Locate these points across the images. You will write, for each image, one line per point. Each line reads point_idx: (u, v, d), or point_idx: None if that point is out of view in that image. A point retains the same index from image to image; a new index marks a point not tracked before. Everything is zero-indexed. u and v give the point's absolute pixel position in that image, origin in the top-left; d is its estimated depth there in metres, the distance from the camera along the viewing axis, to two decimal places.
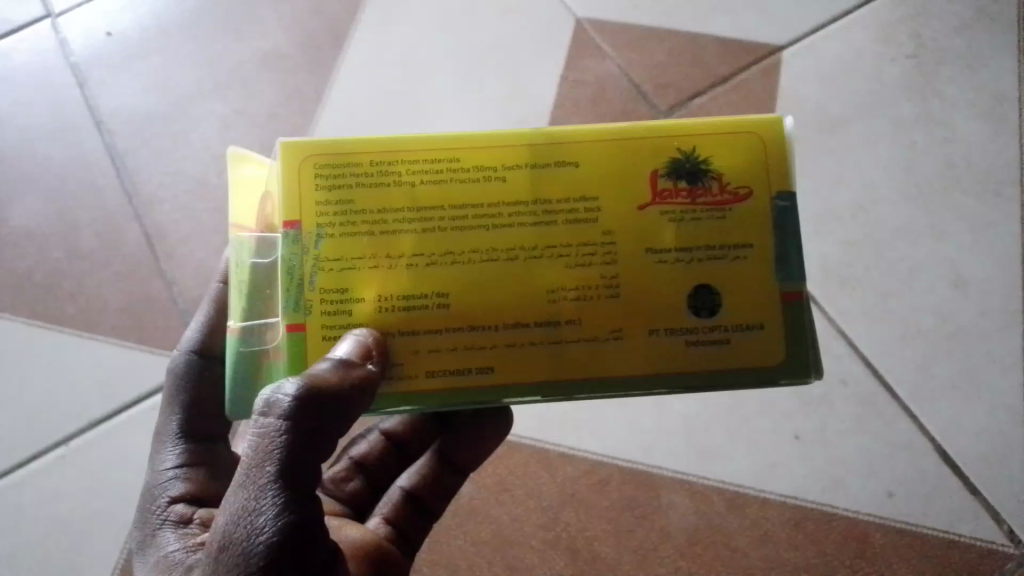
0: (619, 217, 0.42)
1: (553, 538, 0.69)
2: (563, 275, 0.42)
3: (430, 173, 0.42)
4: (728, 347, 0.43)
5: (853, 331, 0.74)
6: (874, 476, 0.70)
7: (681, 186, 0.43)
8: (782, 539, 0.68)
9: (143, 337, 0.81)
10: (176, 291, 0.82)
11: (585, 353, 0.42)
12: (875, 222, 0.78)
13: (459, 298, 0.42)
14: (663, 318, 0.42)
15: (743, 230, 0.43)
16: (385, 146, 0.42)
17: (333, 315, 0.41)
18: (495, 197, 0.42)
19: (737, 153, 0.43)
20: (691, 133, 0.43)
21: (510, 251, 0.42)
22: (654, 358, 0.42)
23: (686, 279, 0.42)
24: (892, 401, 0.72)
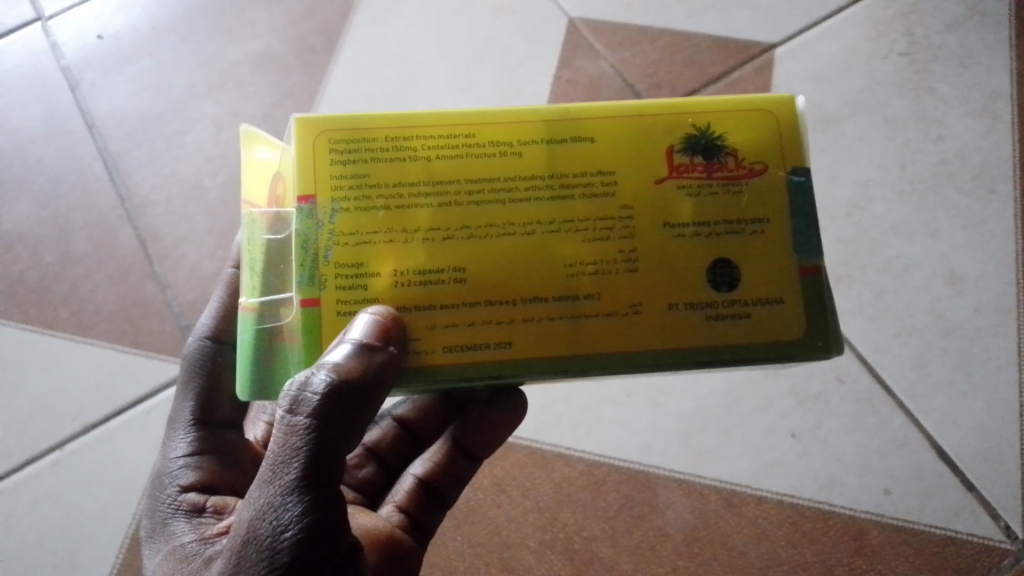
0: (634, 191, 0.43)
1: (551, 538, 0.69)
2: (579, 248, 0.43)
3: (446, 148, 0.43)
4: (749, 322, 0.42)
5: (848, 329, 0.75)
6: (871, 474, 0.70)
7: (696, 161, 0.44)
8: (780, 537, 0.68)
9: (137, 341, 0.80)
10: (169, 294, 0.82)
11: (604, 327, 0.42)
12: (870, 219, 0.78)
13: (476, 272, 0.42)
14: (681, 291, 0.43)
15: (759, 205, 0.43)
16: (401, 122, 0.43)
17: (348, 289, 0.42)
18: (511, 171, 0.43)
19: (750, 130, 0.44)
20: (705, 110, 0.44)
21: (526, 225, 0.43)
22: (673, 332, 0.42)
23: (703, 252, 0.43)
24: (888, 398, 0.72)
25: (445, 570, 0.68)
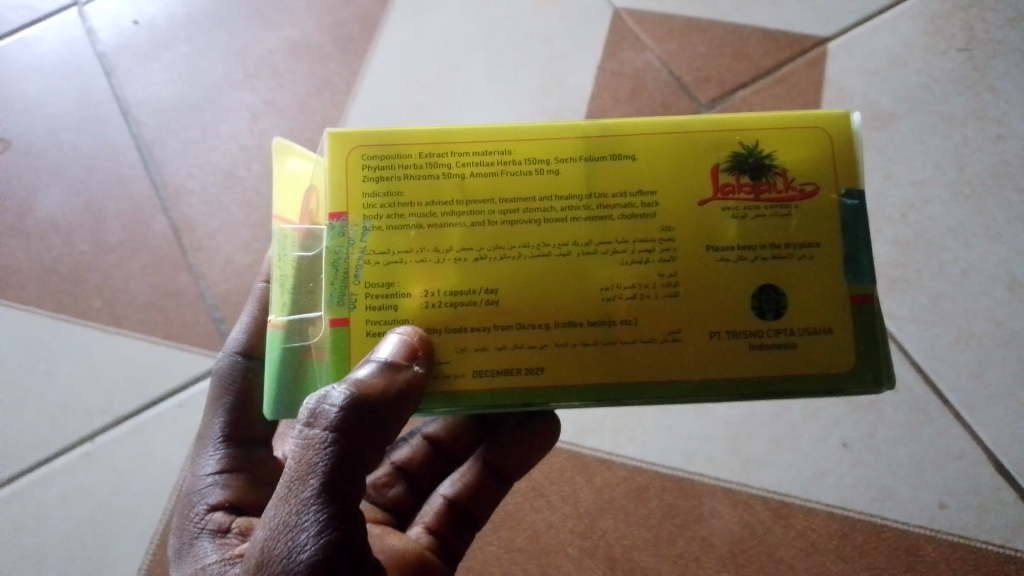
0: (675, 212, 0.41)
1: (591, 545, 0.67)
2: (619, 271, 0.40)
3: (481, 165, 0.41)
4: (795, 352, 0.40)
5: (902, 334, 0.71)
6: (925, 486, 0.67)
7: (743, 181, 0.41)
8: (830, 551, 0.66)
9: (170, 332, 0.79)
10: (203, 286, 0.81)
11: (641, 353, 0.40)
12: (926, 221, 0.75)
13: (510, 294, 0.40)
14: (722, 319, 0.40)
15: (809, 229, 0.41)
16: (436, 137, 0.41)
17: (378, 310, 0.40)
18: (547, 190, 0.41)
19: (802, 149, 0.41)
20: (752, 128, 0.42)
21: (562, 246, 0.41)
22: (712, 361, 0.40)
23: (748, 279, 0.41)
24: (943, 408, 0.69)
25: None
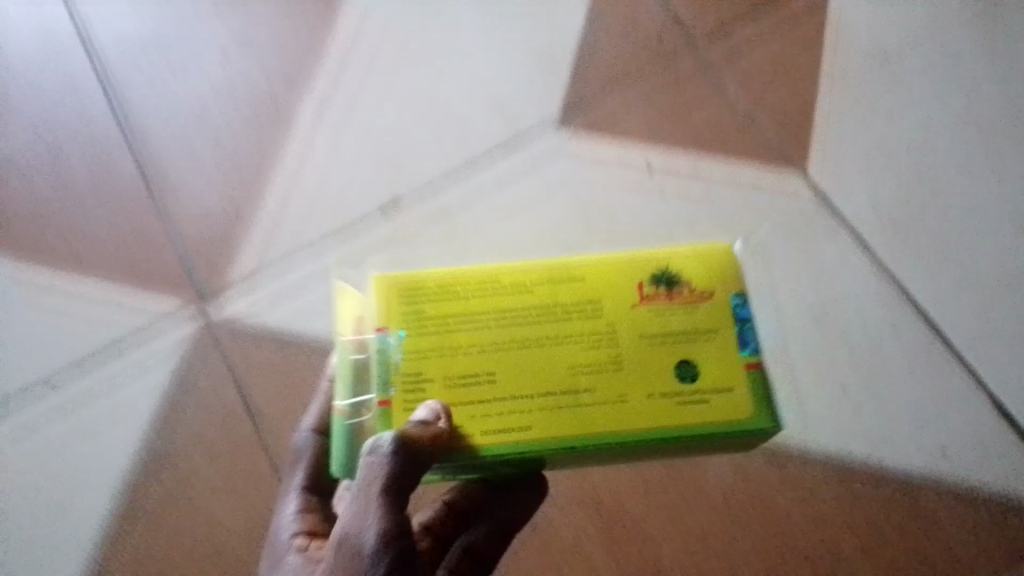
0: (609, 311, 0.44)
1: (575, 492, 0.64)
2: (580, 353, 0.43)
3: (461, 317, 0.44)
4: (709, 406, 0.42)
5: (903, 277, 0.69)
6: (926, 430, 0.64)
7: (660, 292, 0.45)
8: (826, 496, 0.63)
9: (136, 277, 0.75)
10: (172, 228, 0.77)
11: (609, 415, 0.42)
12: (931, 159, 0.73)
13: (488, 408, 0.42)
14: (657, 390, 0.42)
15: (707, 320, 0.44)
16: (423, 286, 0.45)
17: (414, 395, 0.43)
18: (514, 330, 0.44)
19: (701, 267, 0.45)
20: (667, 258, 0.46)
21: (531, 349, 0.43)
22: (652, 417, 0.42)
23: (671, 357, 0.43)
24: (945, 351, 0.67)
25: None
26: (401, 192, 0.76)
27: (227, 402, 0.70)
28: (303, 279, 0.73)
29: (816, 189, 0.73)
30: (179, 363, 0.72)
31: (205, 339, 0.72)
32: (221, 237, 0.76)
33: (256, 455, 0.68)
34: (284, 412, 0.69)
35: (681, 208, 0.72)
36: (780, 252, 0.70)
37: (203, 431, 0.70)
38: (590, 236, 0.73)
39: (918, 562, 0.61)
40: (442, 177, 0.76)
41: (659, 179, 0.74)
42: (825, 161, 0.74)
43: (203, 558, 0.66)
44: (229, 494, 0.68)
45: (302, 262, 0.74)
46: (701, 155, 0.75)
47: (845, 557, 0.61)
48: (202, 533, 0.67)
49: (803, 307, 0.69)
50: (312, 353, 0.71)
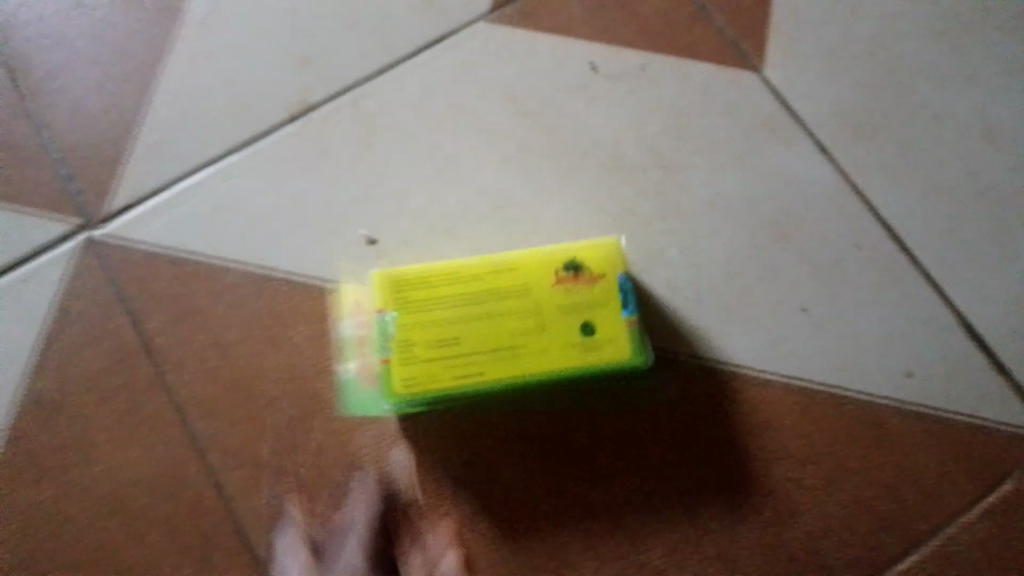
0: (535, 289, 0.54)
1: (520, 428, 0.58)
2: (514, 323, 0.53)
3: (429, 300, 0.54)
4: (601, 349, 0.53)
5: (868, 187, 0.64)
6: (890, 354, 0.60)
7: (569, 276, 0.54)
8: (787, 427, 0.58)
9: (7, 193, 0.65)
10: (45, 137, 0.66)
11: (532, 364, 0.53)
12: (897, 58, 0.67)
13: (452, 368, 0.53)
14: (567, 351, 0.53)
15: (602, 294, 0.54)
16: (400, 281, 0.54)
17: (407, 363, 0.53)
18: (467, 309, 0.54)
19: (597, 256, 0.55)
20: (570, 250, 0.55)
21: (483, 327, 0.53)
22: (563, 363, 0.53)
23: (577, 320, 0.53)
24: (912, 269, 0.62)
25: (393, 465, 0.59)
26: (315, 96, 0.67)
27: (120, 334, 0.62)
28: (205, 193, 0.65)
29: (775, 92, 0.66)
30: (64, 294, 0.63)
31: (91, 264, 0.63)
32: (105, 145, 0.66)
33: (155, 393, 0.60)
34: (186, 345, 0.61)
35: (629, 114, 0.66)
36: (736, 162, 0.65)
37: (92, 367, 0.61)
38: (530, 143, 0.65)
39: (882, 490, 0.57)
40: (363, 77, 0.67)
41: (605, 80, 0.67)
42: (785, 60, 0.67)
43: (98, 510, 0.59)
44: (126, 438, 0.60)
45: (203, 174, 0.65)
46: (651, 52, 0.67)
47: (806, 488, 0.57)
48: (96, 482, 0.59)
49: (762, 220, 0.63)
50: (219, 277, 0.63)
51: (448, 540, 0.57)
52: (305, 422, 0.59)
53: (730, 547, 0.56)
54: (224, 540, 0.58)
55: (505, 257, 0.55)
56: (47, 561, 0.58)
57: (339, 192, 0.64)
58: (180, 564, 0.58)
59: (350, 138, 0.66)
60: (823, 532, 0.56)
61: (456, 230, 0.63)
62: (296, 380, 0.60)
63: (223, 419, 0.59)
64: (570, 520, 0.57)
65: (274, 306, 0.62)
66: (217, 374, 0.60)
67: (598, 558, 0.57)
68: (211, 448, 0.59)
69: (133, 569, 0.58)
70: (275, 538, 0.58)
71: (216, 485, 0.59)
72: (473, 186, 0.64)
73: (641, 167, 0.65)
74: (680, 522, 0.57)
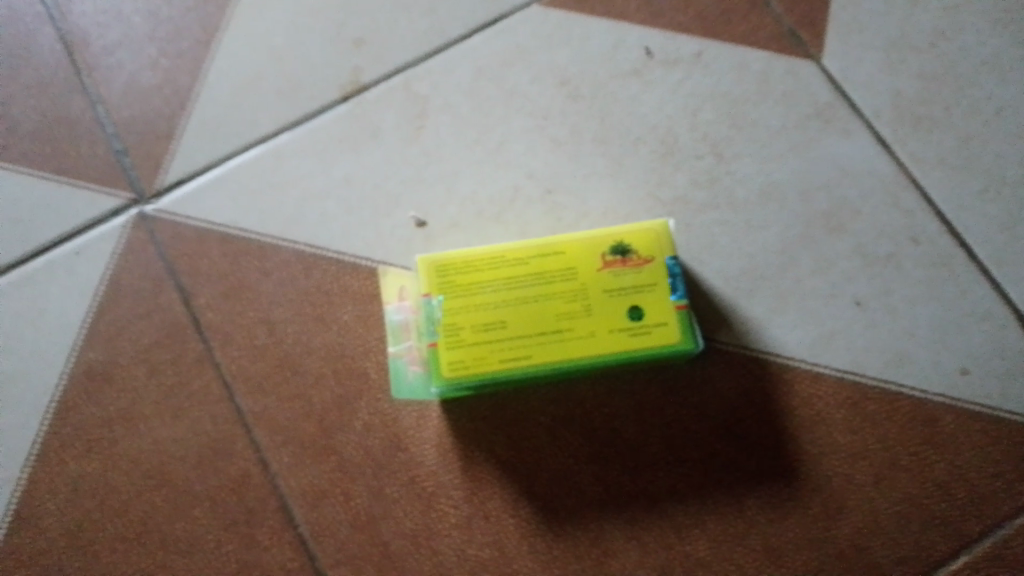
0: (582, 272, 0.54)
1: (566, 415, 0.58)
2: (561, 305, 0.53)
3: (475, 283, 0.54)
4: (651, 333, 0.52)
5: (925, 180, 0.63)
6: (946, 350, 0.59)
7: (617, 259, 0.54)
8: (837, 421, 0.57)
9: (63, 166, 0.66)
10: (101, 111, 0.67)
11: (578, 346, 0.52)
12: (958, 50, 0.66)
13: (498, 350, 0.52)
14: (616, 334, 0.52)
15: (650, 277, 0.53)
16: (445, 264, 0.54)
17: (452, 346, 0.52)
18: (513, 292, 0.53)
19: (645, 238, 0.54)
20: (618, 233, 0.54)
21: (530, 310, 0.53)
22: (610, 347, 0.52)
23: (623, 304, 0.53)
24: (969, 264, 0.61)
25: (437, 448, 0.58)
26: (368, 76, 0.67)
27: (170, 309, 0.62)
28: (257, 171, 0.65)
29: (832, 82, 0.65)
30: (115, 268, 0.63)
31: (144, 238, 0.63)
32: (159, 121, 0.66)
33: (203, 369, 0.61)
34: (235, 322, 0.61)
35: (683, 101, 0.65)
36: (791, 152, 0.64)
37: (142, 341, 0.61)
38: (582, 129, 0.65)
39: (933, 489, 0.56)
40: (416, 59, 0.67)
41: (658, 67, 0.66)
42: (842, 49, 0.66)
43: (145, 482, 0.59)
44: (174, 413, 0.60)
45: (256, 152, 0.65)
46: (706, 40, 0.67)
47: (855, 484, 0.56)
48: (143, 455, 0.59)
49: (815, 211, 0.62)
50: (269, 255, 0.63)
51: (490, 525, 0.56)
52: (351, 402, 0.59)
53: (778, 542, 0.55)
54: (268, 517, 0.57)
55: (553, 241, 0.54)
56: (94, 531, 0.58)
57: (390, 173, 0.64)
58: (223, 539, 0.57)
59: (401, 119, 0.66)
60: (872, 529, 0.55)
61: (505, 213, 0.63)
62: (343, 360, 0.60)
63: (269, 396, 0.60)
64: (615, 509, 0.56)
65: (323, 285, 0.62)
66: (265, 351, 0.61)
67: (642, 548, 0.56)
68: (257, 425, 0.59)
69: (177, 542, 0.57)
70: (318, 517, 0.57)
71: (261, 462, 0.58)
72: (523, 169, 0.64)
73: (694, 154, 0.64)
74: (726, 514, 0.56)
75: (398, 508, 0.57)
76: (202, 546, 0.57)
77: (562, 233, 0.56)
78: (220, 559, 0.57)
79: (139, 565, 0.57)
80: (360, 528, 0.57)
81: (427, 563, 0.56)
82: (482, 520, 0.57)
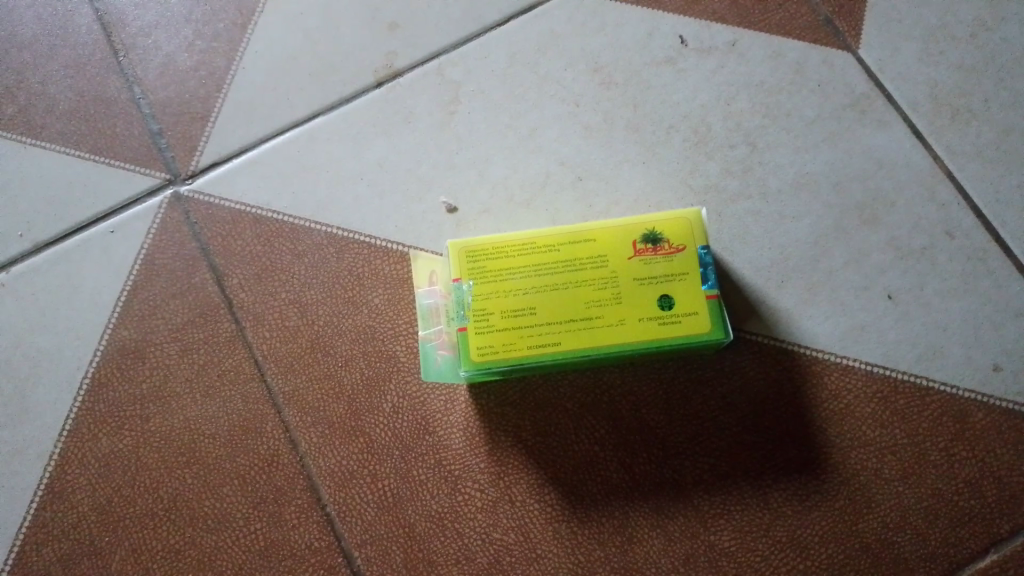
0: (612, 260, 0.54)
1: (593, 402, 0.58)
2: (591, 293, 0.53)
3: (505, 268, 0.54)
4: (680, 322, 0.52)
5: (962, 173, 0.62)
6: (978, 346, 0.58)
7: (648, 247, 0.54)
8: (866, 415, 0.57)
9: (99, 146, 0.66)
10: (137, 91, 0.68)
11: (607, 333, 0.52)
12: (999, 42, 0.65)
13: (527, 336, 0.52)
14: (645, 322, 0.52)
15: (681, 266, 0.53)
16: (477, 249, 0.54)
17: (481, 331, 0.53)
18: (544, 278, 0.54)
19: (677, 227, 0.54)
20: (650, 221, 0.54)
21: (559, 296, 0.53)
22: (639, 335, 0.52)
23: (654, 292, 0.53)
24: (1004, 259, 0.60)
25: (465, 432, 0.58)
26: (402, 61, 0.67)
27: (203, 289, 0.63)
28: (291, 154, 0.65)
29: (869, 72, 0.65)
30: (150, 247, 0.64)
31: (178, 218, 0.64)
32: (194, 102, 0.67)
33: (234, 348, 0.61)
34: (267, 302, 0.62)
35: (717, 90, 0.65)
36: (825, 143, 0.63)
37: (174, 320, 0.62)
38: (615, 116, 0.65)
39: (961, 485, 0.56)
40: (450, 44, 0.67)
41: (693, 55, 0.66)
42: (880, 39, 0.65)
43: (176, 460, 0.60)
44: (205, 391, 0.61)
45: (290, 135, 0.66)
46: (742, 28, 0.66)
47: (883, 478, 0.56)
48: (174, 432, 0.60)
49: (849, 203, 0.62)
50: (301, 237, 0.63)
51: (516, 510, 0.57)
52: (380, 384, 0.60)
53: (803, 534, 0.55)
54: (296, 496, 0.58)
55: (584, 228, 0.55)
56: (125, 506, 0.59)
57: (422, 158, 0.65)
58: (252, 517, 0.58)
59: (434, 104, 0.66)
60: (899, 523, 0.55)
61: (535, 200, 0.63)
62: (373, 342, 0.61)
63: (299, 377, 0.60)
64: (640, 496, 0.56)
65: (354, 267, 0.62)
66: (296, 332, 0.61)
67: (666, 536, 0.56)
68: (287, 405, 0.60)
69: (207, 519, 0.58)
70: (345, 497, 0.58)
71: (290, 442, 0.59)
72: (555, 156, 0.64)
73: (727, 144, 0.64)
74: (752, 505, 0.56)
75: (424, 490, 0.58)
76: (231, 523, 0.58)
77: (594, 221, 0.56)
78: (249, 536, 0.58)
79: (169, 541, 0.58)
80: (387, 509, 0.57)
81: (453, 545, 0.56)
82: (507, 504, 0.57)
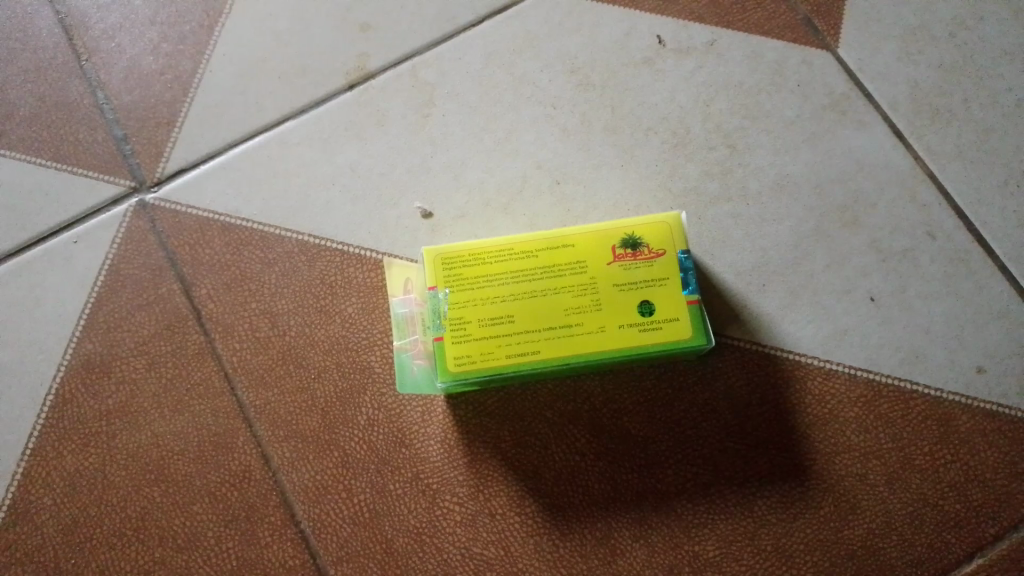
0: (592, 266, 0.52)
1: (574, 411, 0.57)
2: (571, 300, 0.52)
3: (481, 275, 0.52)
4: (661, 329, 0.51)
5: (943, 174, 0.61)
6: (962, 349, 0.58)
7: (627, 252, 0.52)
8: (850, 419, 0.56)
9: (61, 153, 0.64)
10: (101, 96, 0.65)
11: (588, 341, 0.51)
12: (978, 41, 0.64)
13: (505, 344, 0.51)
14: (626, 329, 0.51)
15: (662, 272, 0.52)
16: (452, 257, 0.53)
17: (459, 340, 0.51)
18: (522, 285, 0.52)
19: (657, 230, 0.53)
20: (628, 224, 0.53)
21: (538, 304, 0.52)
22: (619, 341, 0.51)
23: (634, 298, 0.51)
24: (987, 260, 0.59)
25: (442, 444, 0.57)
26: (374, 62, 0.65)
27: (171, 300, 0.61)
28: (260, 159, 0.63)
29: (848, 72, 0.64)
30: (114, 257, 0.62)
31: (144, 226, 0.62)
32: (160, 107, 0.65)
33: (203, 362, 0.59)
34: (237, 313, 0.60)
35: (696, 91, 0.64)
36: (805, 144, 0.62)
37: (141, 333, 0.60)
38: (592, 118, 0.63)
39: (947, 489, 0.55)
40: (424, 45, 0.65)
41: (671, 56, 0.65)
42: (860, 39, 0.65)
43: (144, 478, 0.58)
44: (173, 406, 0.59)
45: (259, 140, 0.64)
46: (720, 28, 0.65)
47: (868, 484, 0.55)
48: (141, 450, 0.58)
49: (830, 205, 0.61)
50: (271, 245, 0.62)
51: (496, 523, 0.55)
52: (354, 396, 0.58)
53: (788, 542, 0.54)
54: (269, 513, 0.56)
55: (562, 233, 0.53)
56: (90, 527, 0.57)
57: (395, 163, 0.63)
58: (224, 535, 0.56)
59: (408, 107, 0.64)
60: (885, 529, 0.54)
61: (512, 204, 0.61)
62: (347, 353, 0.59)
63: (271, 389, 0.59)
64: (622, 506, 0.55)
65: (326, 275, 0.61)
66: (267, 344, 0.60)
67: (650, 548, 0.55)
68: (258, 418, 0.58)
69: (176, 538, 0.56)
70: (320, 513, 0.56)
71: (262, 457, 0.57)
72: (532, 159, 0.63)
73: (707, 146, 0.63)
74: (736, 513, 0.55)
75: (401, 505, 0.56)
76: (202, 541, 0.56)
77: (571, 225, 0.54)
78: (221, 555, 0.56)
79: (137, 562, 0.56)
80: (363, 525, 0.56)
81: (432, 560, 0.55)
82: (487, 517, 0.55)
